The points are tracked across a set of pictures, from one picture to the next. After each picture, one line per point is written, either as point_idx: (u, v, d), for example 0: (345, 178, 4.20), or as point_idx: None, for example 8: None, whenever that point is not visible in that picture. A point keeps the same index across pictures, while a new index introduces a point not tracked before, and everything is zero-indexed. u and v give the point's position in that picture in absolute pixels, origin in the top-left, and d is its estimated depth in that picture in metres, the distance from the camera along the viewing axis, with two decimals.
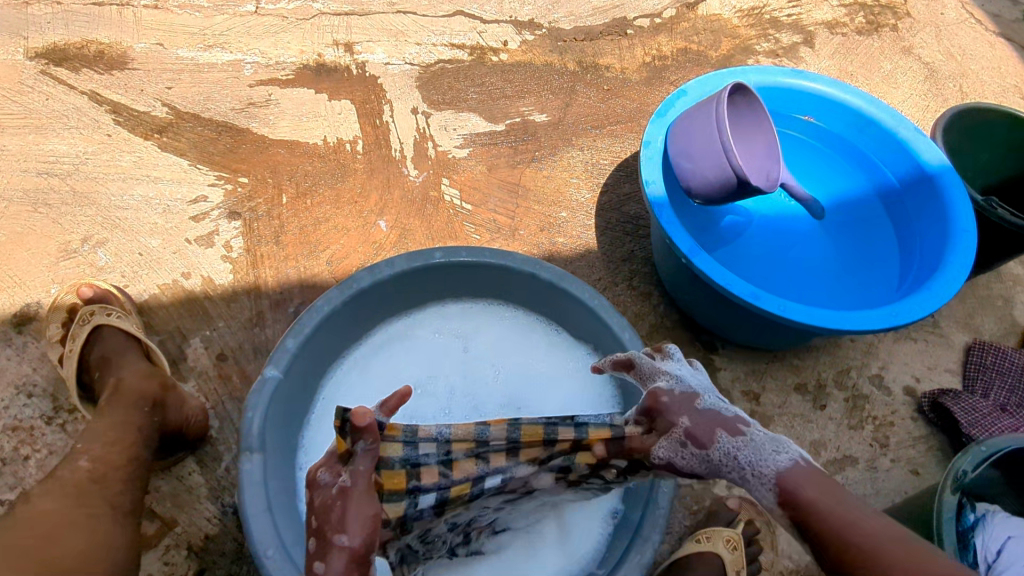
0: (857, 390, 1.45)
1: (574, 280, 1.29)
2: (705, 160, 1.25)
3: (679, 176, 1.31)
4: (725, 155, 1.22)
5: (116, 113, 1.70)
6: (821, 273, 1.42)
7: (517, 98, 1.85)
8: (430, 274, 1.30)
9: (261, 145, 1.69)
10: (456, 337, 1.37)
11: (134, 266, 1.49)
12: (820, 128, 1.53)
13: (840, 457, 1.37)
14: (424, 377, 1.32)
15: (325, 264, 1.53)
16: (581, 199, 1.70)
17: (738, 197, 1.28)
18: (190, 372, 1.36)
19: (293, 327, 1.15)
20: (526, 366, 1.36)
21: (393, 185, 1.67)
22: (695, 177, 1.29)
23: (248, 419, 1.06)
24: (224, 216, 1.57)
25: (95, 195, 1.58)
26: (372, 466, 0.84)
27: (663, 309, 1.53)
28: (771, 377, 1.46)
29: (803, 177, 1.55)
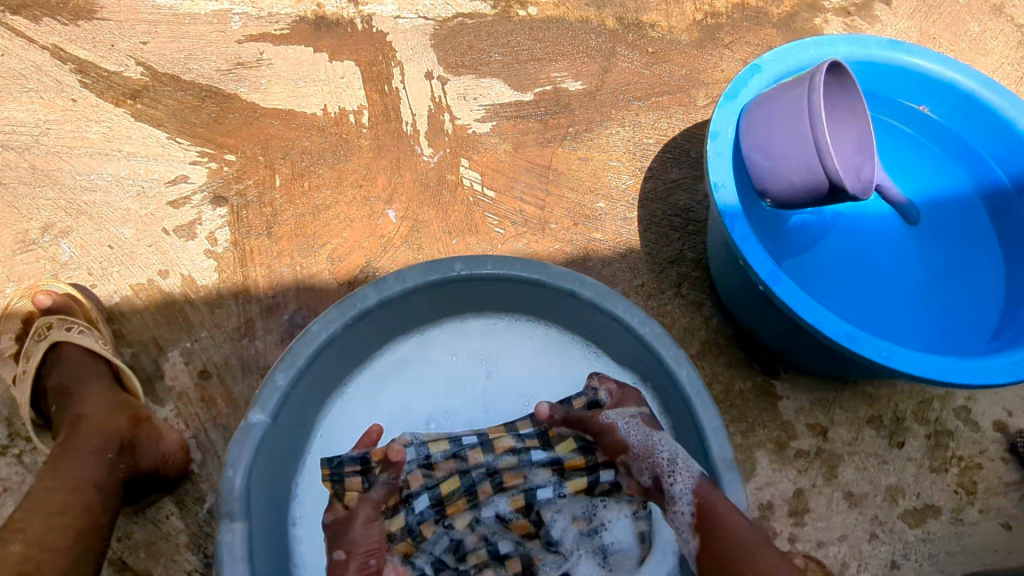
0: (941, 426, 1.25)
1: (621, 300, 1.06)
2: (790, 157, 1.02)
3: (751, 174, 1.08)
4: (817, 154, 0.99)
5: (82, 73, 1.45)
6: (911, 293, 1.19)
7: (549, 62, 1.58)
8: (447, 288, 1.08)
9: (250, 115, 1.45)
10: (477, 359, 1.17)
11: (104, 261, 1.28)
12: (928, 117, 1.26)
13: (920, 507, 1.19)
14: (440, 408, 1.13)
15: (325, 262, 1.32)
16: (622, 186, 1.46)
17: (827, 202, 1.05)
18: (168, 393, 1.18)
19: (283, 360, 0.95)
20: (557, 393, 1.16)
21: (404, 166, 1.43)
22: (773, 177, 1.05)
23: (228, 480, 0.88)
24: (208, 201, 1.35)
25: (58, 174, 1.35)
26: (381, 498, 0.96)
27: (716, 323, 1.31)
28: (841, 408, 1.25)
29: (898, 175, 1.29)
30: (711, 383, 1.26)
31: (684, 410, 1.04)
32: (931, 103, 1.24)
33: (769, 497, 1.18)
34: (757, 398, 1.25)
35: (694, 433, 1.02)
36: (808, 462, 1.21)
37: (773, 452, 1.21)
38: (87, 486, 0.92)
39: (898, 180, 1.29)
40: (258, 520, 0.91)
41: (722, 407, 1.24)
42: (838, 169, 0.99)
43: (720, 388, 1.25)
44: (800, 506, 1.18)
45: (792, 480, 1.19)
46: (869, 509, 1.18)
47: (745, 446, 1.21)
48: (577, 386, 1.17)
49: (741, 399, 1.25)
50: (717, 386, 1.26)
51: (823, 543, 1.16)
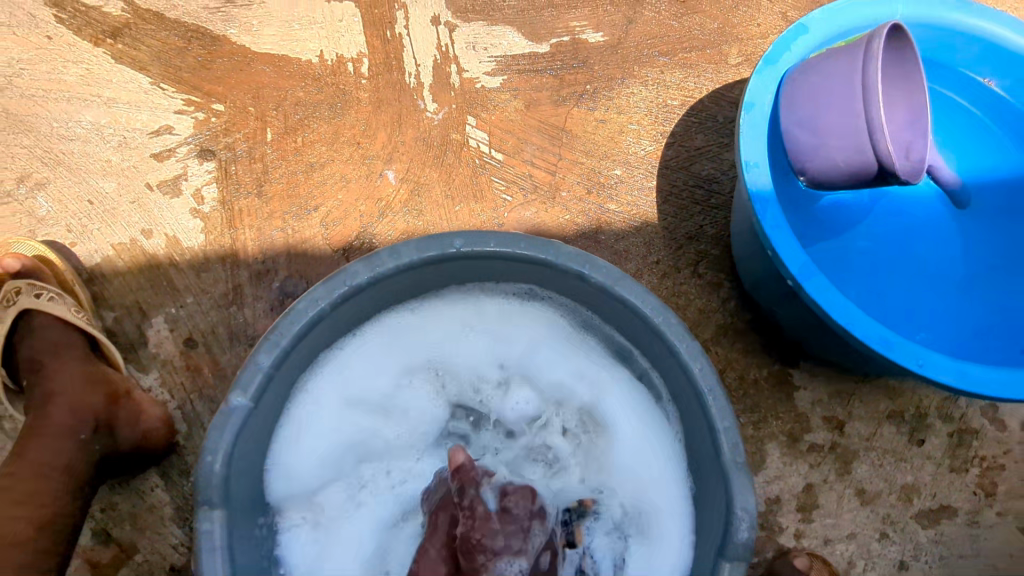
0: (965, 424, 1.18)
1: (634, 285, 0.96)
2: (838, 133, 0.95)
3: (790, 151, 1.01)
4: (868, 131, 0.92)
5: (58, 6, 1.33)
6: (947, 284, 1.11)
7: (567, 9, 1.44)
8: (446, 264, 0.99)
9: (240, 60, 1.33)
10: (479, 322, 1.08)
11: (83, 217, 1.20)
12: (992, 91, 1.14)
13: (935, 507, 1.14)
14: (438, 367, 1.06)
15: (318, 226, 1.23)
16: (641, 151, 1.35)
17: (872, 182, 0.98)
18: (152, 361, 1.12)
19: (267, 340, 0.88)
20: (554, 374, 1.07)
21: (406, 123, 1.32)
22: (817, 154, 0.98)
23: (206, 466, 0.82)
24: (194, 155, 1.25)
25: (33, 119, 1.26)
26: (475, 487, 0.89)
27: (734, 306, 1.23)
28: (860, 401, 1.18)
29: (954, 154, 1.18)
30: (724, 370, 1.19)
31: (693, 403, 0.95)
32: (998, 77, 1.12)
33: (778, 492, 1.13)
34: (772, 387, 1.18)
35: (704, 430, 0.94)
36: (821, 457, 1.15)
37: (786, 445, 1.15)
38: (58, 470, 0.92)
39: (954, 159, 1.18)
40: (239, 506, 0.87)
41: (735, 396, 1.17)
42: (888, 147, 0.92)
43: (733, 376, 1.18)
44: (809, 502, 1.13)
45: (803, 474, 1.14)
46: (881, 508, 1.13)
47: (756, 438, 1.15)
48: (579, 368, 1.07)
49: (755, 388, 1.18)
50: (730, 373, 1.19)
51: (830, 540, 1.12)
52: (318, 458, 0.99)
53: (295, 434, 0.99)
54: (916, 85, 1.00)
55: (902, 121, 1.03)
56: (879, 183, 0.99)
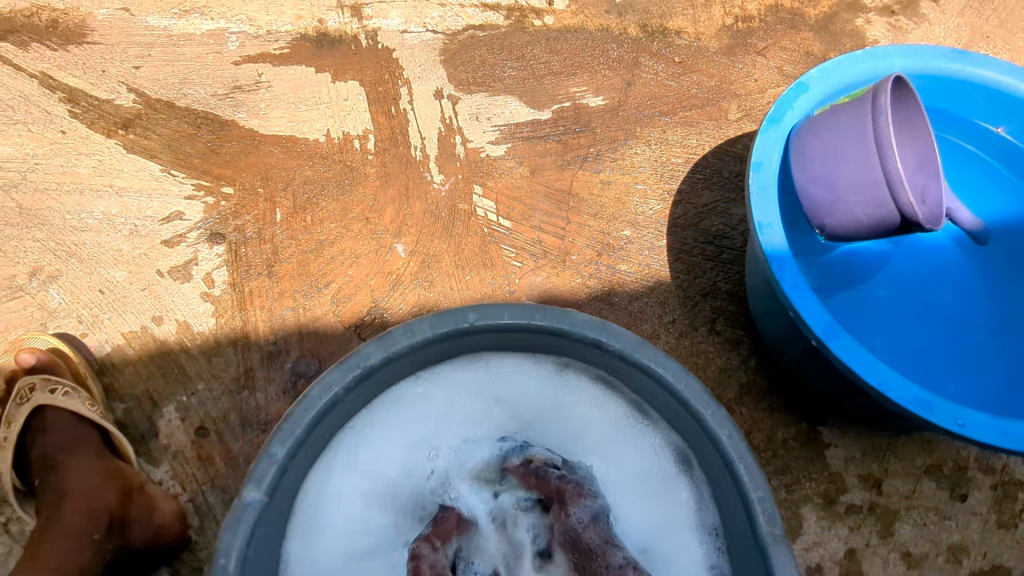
0: (1008, 475, 1.13)
1: (654, 352, 0.94)
2: (854, 188, 0.95)
3: (806, 207, 1.00)
4: (887, 185, 0.92)
5: (72, 102, 1.37)
6: (971, 332, 1.09)
7: (567, 75, 1.47)
8: (459, 338, 0.97)
9: (248, 143, 1.36)
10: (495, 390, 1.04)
11: (95, 307, 1.20)
12: (1000, 137, 1.14)
13: (986, 568, 1.08)
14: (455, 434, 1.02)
15: (329, 303, 1.23)
16: (648, 211, 1.35)
17: (894, 232, 0.97)
18: (163, 453, 1.10)
19: (281, 430, 0.86)
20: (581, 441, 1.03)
21: (413, 195, 1.33)
22: (835, 209, 0.97)
23: (220, 570, 0.79)
24: (205, 239, 1.26)
25: (46, 213, 1.28)
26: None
27: (754, 363, 1.21)
28: (896, 457, 1.14)
29: (966, 199, 1.17)
30: (750, 431, 1.15)
31: (724, 473, 0.91)
32: (1006, 124, 1.12)
33: (818, 559, 1.07)
34: (802, 447, 1.14)
35: (738, 502, 0.90)
36: (861, 519, 1.10)
37: (822, 508, 1.10)
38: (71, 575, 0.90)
39: (968, 205, 1.16)
40: None
41: (764, 458, 1.13)
42: (910, 198, 0.91)
43: (761, 436, 1.15)
44: (852, 568, 1.07)
45: (843, 539, 1.09)
46: (929, 571, 1.07)
47: (791, 502, 1.10)
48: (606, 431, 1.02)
49: (784, 449, 1.14)
50: (757, 434, 1.15)
51: None
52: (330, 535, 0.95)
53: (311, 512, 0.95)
54: (924, 131, 1.00)
55: (914, 166, 1.02)
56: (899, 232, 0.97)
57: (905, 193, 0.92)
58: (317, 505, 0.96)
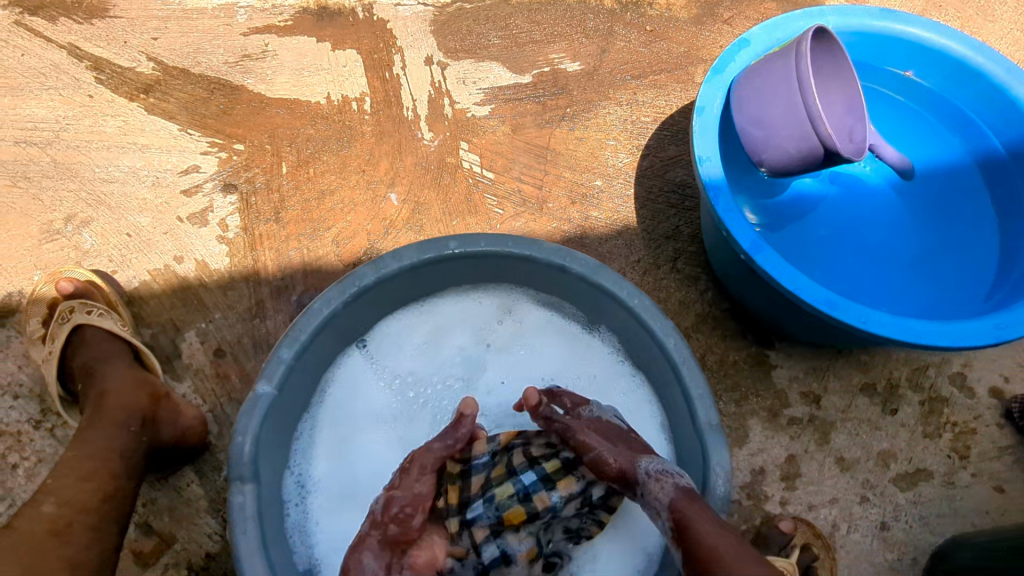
0: (934, 392, 1.27)
1: (611, 274, 1.08)
2: (783, 127, 1.09)
3: (746, 145, 1.14)
4: (811, 121, 1.06)
5: (98, 70, 1.52)
6: (899, 262, 1.22)
7: (547, 43, 1.61)
8: (443, 265, 1.12)
9: (257, 105, 1.51)
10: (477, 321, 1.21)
11: (123, 249, 1.35)
12: (923, 87, 1.27)
13: (912, 471, 1.21)
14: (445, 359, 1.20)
15: (330, 245, 1.37)
16: (619, 164, 1.49)
17: (822, 164, 1.11)
18: (185, 370, 1.25)
19: (289, 334, 1.01)
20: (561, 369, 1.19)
21: (405, 150, 1.47)
22: (769, 146, 1.12)
23: (237, 445, 0.93)
24: (219, 189, 1.41)
25: (77, 167, 1.43)
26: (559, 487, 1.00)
27: (711, 297, 1.34)
28: (834, 376, 1.28)
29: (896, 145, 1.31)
30: (704, 354, 1.29)
31: (671, 376, 1.06)
32: (925, 74, 1.25)
33: (763, 462, 1.20)
34: (751, 368, 1.28)
35: (682, 400, 1.04)
36: (801, 429, 1.23)
37: (766, 420, 1.24)
38: None
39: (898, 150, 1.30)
40: (267, 481, 0.97)
41: (716, 377, 1.26)
42: (828, 131, 1.05)
43: (714, 358, 1.28)
44: (792, 471, 1.20)
45: (785, 446, 1.22)
46: (861, 473, 1.21)
47: (738, 414, 1.24)
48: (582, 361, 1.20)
49: (734, 370, 1.27)
50: (711, 357, 1.28)
51: (814, 506, 1.18)
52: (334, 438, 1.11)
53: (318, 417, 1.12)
54: (848, 78, 1.14)
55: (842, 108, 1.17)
56: (827, 164, 1.11)
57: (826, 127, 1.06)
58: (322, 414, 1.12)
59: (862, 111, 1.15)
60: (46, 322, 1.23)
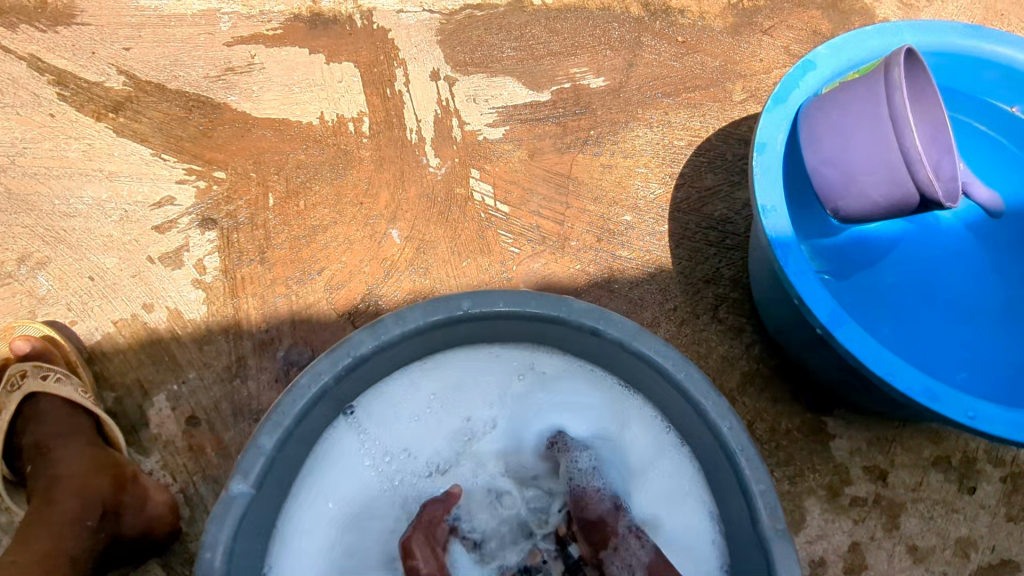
0: (1018, 467, 1.10)
1: (654, 341, 0.91)
2: (868, 169, 0.92)
3: (819, 188, 0.97)
4: (905, 163, 0.89)
5: (61, 85, 1.35)
6: (981, 321, 1.05)
7: (567, 56, 1.43)
8: (453, 326, 0.95)
9: (241, 126, 1.33)
10: (489, 379, 1.03)
11: (85, 295, 1.17)
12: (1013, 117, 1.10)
13: (994, 562, 1.05)
14: (451, 424, 1.02)
15: (322, 291, 1.20)
16: (650, 195, 1.31)
17: (914, 211, 0.94)
18: (153, 441, 1.07)
19: (270, 419, 0.84)
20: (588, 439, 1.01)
21: (408, 179, 1.30)
22: (849, 191, 0.94)
23: (206, 562, 0.77)
24: (196, 225, 1.24)
25: (35, 198, 1.25)
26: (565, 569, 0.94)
27: (758, 352, 1.17)
28: (902, 447, 1.11)
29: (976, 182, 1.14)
30: (753, 421, 1.12)
31: (724, 464, 0.89)
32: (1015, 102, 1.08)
33: (822, 552, 1.04)
34: (806, 438, 1.11)
35: (738, 495, 0.88)
36: (866, 512, 1.07)
37: (826, 500, 1.07)
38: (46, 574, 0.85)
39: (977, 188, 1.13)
40: None
41: (766, 449, 1.10)
42: (929, 175, 0.88)
43: (763, 426, 1.11)
44: (856, 562, 1.04)
45: (847, 532, 1.05)
46: (936, 565, 1.04)
47: (794, 494, 1.07)
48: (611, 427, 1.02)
49: (787, 440, 1.10)
50: (760, 425, 1.12)
51: None
52: (320, 526, 0.94)
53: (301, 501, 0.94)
54: (934, 109, 0.97)
55: (926, 140, 0.99)
56: (917, 209, 0.94)
57: (926, 169, 0.89)
58: (306, 497, 0.94)
59: (949, 144, 0.97)
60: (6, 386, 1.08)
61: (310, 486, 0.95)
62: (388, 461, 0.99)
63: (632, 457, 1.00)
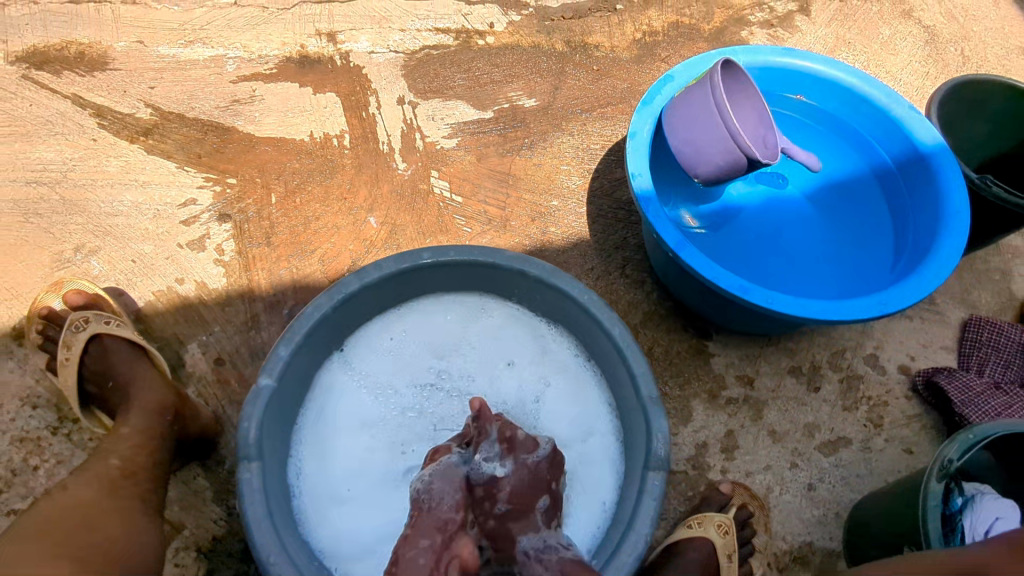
0: (851, 371, 1.46)
1: (565, 276, 1.24)
2: (709, 142, 1.29)
3: (683, 163, 1.36)
4: (732, 138, 1.27)
5: (100, 116, 1.69)
6: (814, 259, 1.42)
7: (506, 83, 1.82)
8: (419, 273, 1.28)
9: (247, 143, 1.68)
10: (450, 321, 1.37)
11: (129, 274, 1.50)
12: (826, 112, 1.51)
13: (833, 439, 1.39)
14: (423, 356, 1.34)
15: (317, 264, 1.54)
16: (572, 186, 1.69)
17: (747, 171, 1.33)
18: (189, 378, 1.39)
19: (285, 335, 1.15)
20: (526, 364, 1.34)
21: (382, 179, 1.65)
22: (701, 162, 1.33)
23: (244, 429, 1.08)
24: (214, 219, 1.57)
25: (84, 203, 1.58)
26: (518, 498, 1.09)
27: (656, 297, 1.53)
28: (765, 361, 1.46)
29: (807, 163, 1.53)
30: (652, 346, 1.46)
31: (618, 361, 1.21)
32: (824, 102, 1.49)
33: (704, 437, 1.38)
34: (692, 356, 1.46)
35: (628, 382, 1.20)
36: (737, 408, 1.41)
37: (707, 401, 1.41)
38: None
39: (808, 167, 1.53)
40: (269, 464, 1.11)
41: (662, 366, 1.44)
42: (748, 144, 1.27)
43: (660, 349, 1.46)
44: (730, 443, 1.37)
45: (724, 423, 1.39)
46: (790, 443, 1.38)
47: (682, 397, 1.41)
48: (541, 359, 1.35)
49: (677, 358, 1.45)
50: (658, 348, 1.46)
51: (751, 473, 1.35)
52: (325, 427, 1.26)
53: (312, 410, 1.26)
54: (756, 97, 1.36)
55: (755, 122, 1.39)
56: (748, 169, 1.32)
57: (746, 140, 1.27)
58: (314, 407, 1.27)
59: (770, 121, 1.37)
60: (55, 341, 1.35)
61: (317, 399, 1.28)
62: (375, 383, 1.31)
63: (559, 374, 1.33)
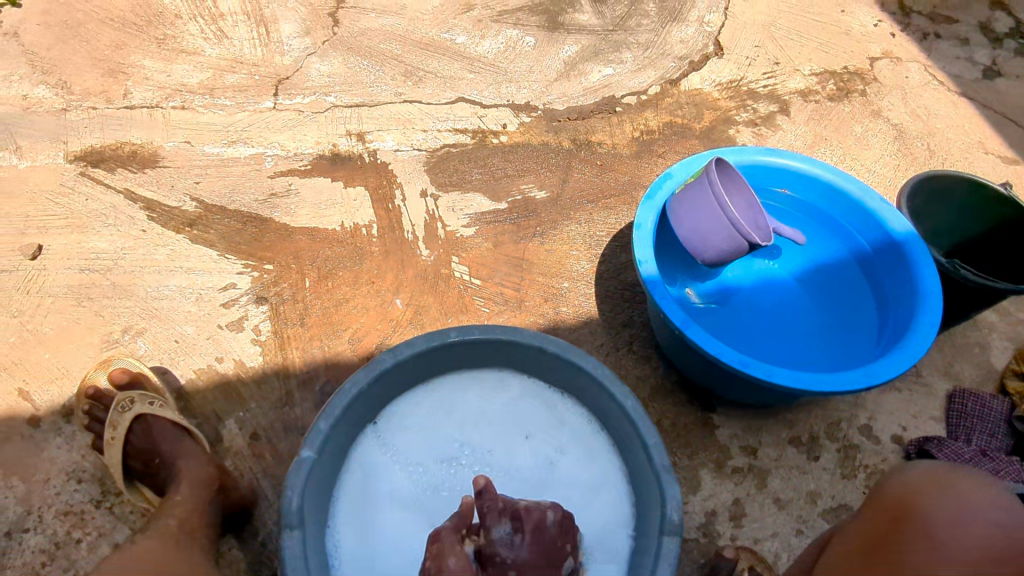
0: (848, 441, 1.56)
1: (580, 352, 1.36)
2: (713, 232, 1.47)
3: (689, 249, 1.53)
4: (733, 227, 1.44)
5: (150, 210, 1.86)
6: (805, 336, 1.55)
7: (518, 177, 2.01)
8: (447, 350, 1.40)
9: (283, 233, 1.84)
10: (474, 395, 1.48)
11: (172, 353, 1.61)
12: (808, 203, 1.68)
13: (834, 506, 1.47)
14: (449, 427, 1.45)
15: (347, 343, 1.66)
16: (581, 269, 1.84)
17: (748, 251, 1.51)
18: (227, 452, 1.48)
19: (325, 409, 1.25)
20: (545, 436, 1.45)
21: (407, 264, 1.80)
22: (707, 248, 1.50)
23: (288, 498, 1.16)
24: (252, 301, 1.70)
25: (133, 288, 1.72)
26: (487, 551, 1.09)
27: (662, 372, 1.65)
28: (766, 432, 1.56)
29: (794, 248, 1.70)
30: (660, 418, 1.56)
31: (631, 431, 1.31)
32: (806, 194, 1.67)
33: (714, 506, 1.45)
34: (698, 428, 1.55)
35: (641, 450, 1.29)
36: (743, 476, 1.49)
37: (715, 470, 1.50)
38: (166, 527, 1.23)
39: (795, 252, 1.69)
40: (310, 531, 1.18)
41: (671, 437, 1.54)
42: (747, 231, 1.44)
43: (668, 421, 1.56)
44: (738, 511, 1.45)
45: (730, 491, 1.48)
46: (794, 510, 1.46)
47: (691, 466, 1.50)
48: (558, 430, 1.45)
49: (685, 430, 1.55)
50: (666, 420, 1.56)
51: (759, 539, 1.42)
52: (358, 497, 1.35)
53: (346, 480, 1.35)
54: (745, 186, 1.54)
55: (746, 207, 1.56)
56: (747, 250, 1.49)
57: (745, 228, 1.44)
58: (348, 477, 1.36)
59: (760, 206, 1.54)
60: (102, 420, 1.44)
61: (351, 470, 1.37)
62: (405, 453, 1.41)
63: (575, 444, 1.44)
